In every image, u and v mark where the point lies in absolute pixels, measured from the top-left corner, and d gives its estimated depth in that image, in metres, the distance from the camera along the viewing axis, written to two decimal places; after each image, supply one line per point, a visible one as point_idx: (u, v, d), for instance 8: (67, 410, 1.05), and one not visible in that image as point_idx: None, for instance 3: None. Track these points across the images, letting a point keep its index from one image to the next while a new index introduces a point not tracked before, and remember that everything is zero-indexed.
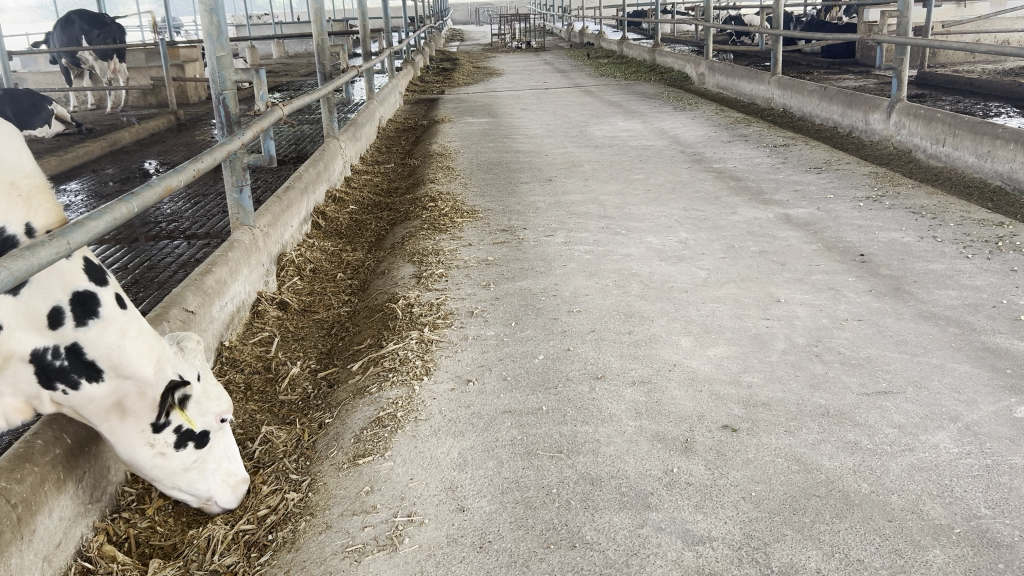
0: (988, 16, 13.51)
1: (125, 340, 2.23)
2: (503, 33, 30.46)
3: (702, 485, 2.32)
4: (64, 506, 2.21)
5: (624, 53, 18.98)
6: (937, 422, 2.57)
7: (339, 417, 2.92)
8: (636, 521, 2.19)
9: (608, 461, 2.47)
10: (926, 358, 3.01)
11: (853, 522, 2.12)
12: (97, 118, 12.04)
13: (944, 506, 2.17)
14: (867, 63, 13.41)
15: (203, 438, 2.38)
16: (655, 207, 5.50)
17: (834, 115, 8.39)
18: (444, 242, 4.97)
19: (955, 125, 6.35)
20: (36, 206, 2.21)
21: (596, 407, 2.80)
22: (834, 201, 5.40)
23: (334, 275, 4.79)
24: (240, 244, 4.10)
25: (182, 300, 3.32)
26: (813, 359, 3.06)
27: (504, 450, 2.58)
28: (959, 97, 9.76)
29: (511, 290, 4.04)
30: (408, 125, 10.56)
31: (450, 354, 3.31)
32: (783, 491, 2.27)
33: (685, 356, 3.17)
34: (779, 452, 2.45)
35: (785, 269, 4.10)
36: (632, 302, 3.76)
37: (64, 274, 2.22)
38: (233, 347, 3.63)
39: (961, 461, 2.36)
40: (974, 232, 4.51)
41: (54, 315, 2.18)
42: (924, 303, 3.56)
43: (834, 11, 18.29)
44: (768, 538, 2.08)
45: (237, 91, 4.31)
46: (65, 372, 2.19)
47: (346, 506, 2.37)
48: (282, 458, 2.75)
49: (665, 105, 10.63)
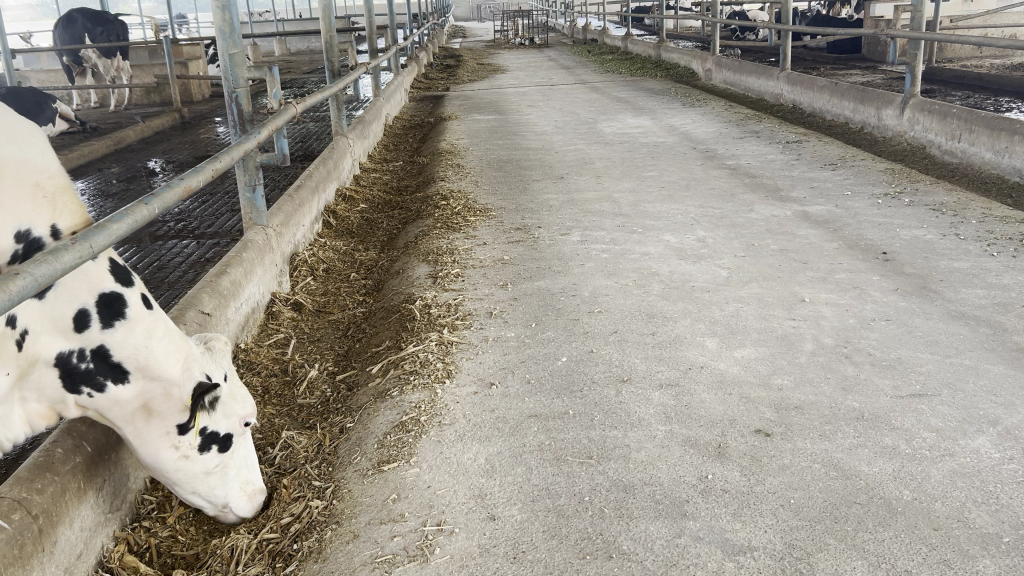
0: (996, 10, 13.41)
1: (152, 341, 2.17)
2: (506, 27, 30.35)
3: (738, 493, 2.26)
4: (85, 516, 2.15)
5: (628, 49, 18.92)
6: (976, 425, 2.51)
7: (360, 422, 2.87)
8: (674, 530, 2.13)
9: (640, 468, 2.42)
10: (959, 360, 2.95)
11: (898, 531, 2.06)
12: (101, 116, 11.98)
13: (991, 514, 2.11)
14: (874, 58, 13.32)
15: (227, 441, 2.31)
16: (670, 205, 5.43)
17: (845, 111, 8.32)
18: (459, 241, 4.89)
19: (970, 120, 6.29)
20: (61, 207, 2.13)
21: (624, 411, 2.74)
22: (852, 198, 5.33)
23: (348, 275, 4.73)
24: (253, 245, 4.04)
25: (198, 302, 3.26)
26: (843, 361, 2.99)
27: (532, 456, 2.52)
28: (969, 93, 9.68)
29: (529, 290, 3.98)
30: (414, 123, 10.51)
31: (471, 357, 3.25)
32: (822, 499, 2.21)
33: (711, 358, 3.10)
34: (815, 458, 2.40)
35: (807, 268, 4.03)
36: (654, 302, 3.70)
37: (91, 275, 2.15)
38: (249, 349, 3.58)
39: (1003, 467, 2.30)
40: (997, 230, 4.44)
41: (80, 318, 2.11)
42: (952, 303, 3.49)
43: (839, 8, 18.22)
44: (811, 548, 2.03)
45: (250, 89, 4.26)
46: (90, 376, 2.12)
47: (373, 515, 2.31)
48: (305, 464, 2.70)
49: (672, 101, 10.57)
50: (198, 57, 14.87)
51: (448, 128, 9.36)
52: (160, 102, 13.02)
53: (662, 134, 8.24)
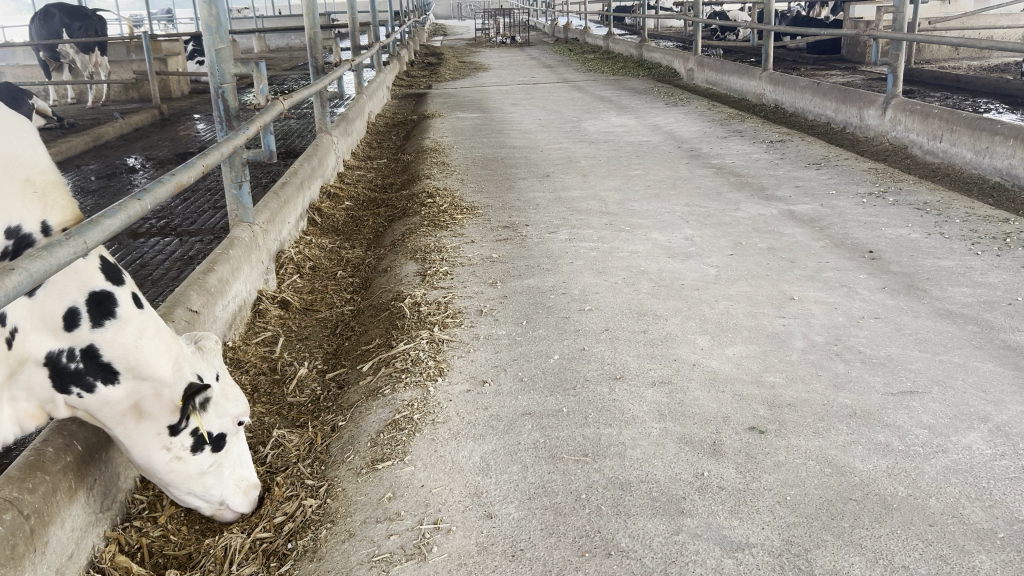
0: (975, 12, 13.54)
1: (143, 340, 2.13)
2: (487, 26, 30.24)
3: (735, 490, 2.27)
4: (76, 517, 2.12)
5: (609, 49, 18.95)
6: (968, 422, 2.53)
7: (353, 420, 2.85)
8: (671, 527, 2.13)
9: (636, 465, 2.42)
10: (948, 357, 2.98)
11: (894, 527, 2.08)
12: (79, 112, 11.82)
13: (984, 510, 2.13)
14: (854, 59, 13.43)
15: (220, 441, 2.27)
16: (656, 204, 5.44)
17: (827, 111, 8.37)
18: (447, 239, 4.87)
19: (952, 121, 6.36)
20: (51, 203, 2.08)
21: (618, 409, 2.74)
22: (837, 197, 5.37)
23: (334, 273, 4.70)
24: (239, 241, 4.00)
25: (186, 299, 3.23)
26: (834, 359, 3.01)
27: (528, 454, 2.51)
28: (948, 94, 9.79)
29: (519, 288, 3.97)
30: (398, 120, 10.46)
31: (463, 355, 3.24)
32: (818, 495, 2.22)
33: (703, 356, 3.10)
34: (810, 455, 2.41)
35: (795, 267, 4.05)
36: (643, 300, 3.71)
37: (80, 273, 2.11)
38: (237, 348, 3.55)
39: (995, 463, 2.32)
40: (980, 230, 4.49)
41: (69, 317, 2.07)
42: (939, 301, 3.52)
43: (818, 10, 18.36)
44: (809, 544, 2.04)
45: (236, 84, 4.22)
46: (80, 375, 2.08)
47: (368, 513, 2.29)
48: (297, 463, 2.67)
49: (656, 100, 10.59)
50: (177, 53, 14.73)
51: (432, 126, 9.33)
52: (139, 99, 12.87)
53: (647, 133, 8.26)
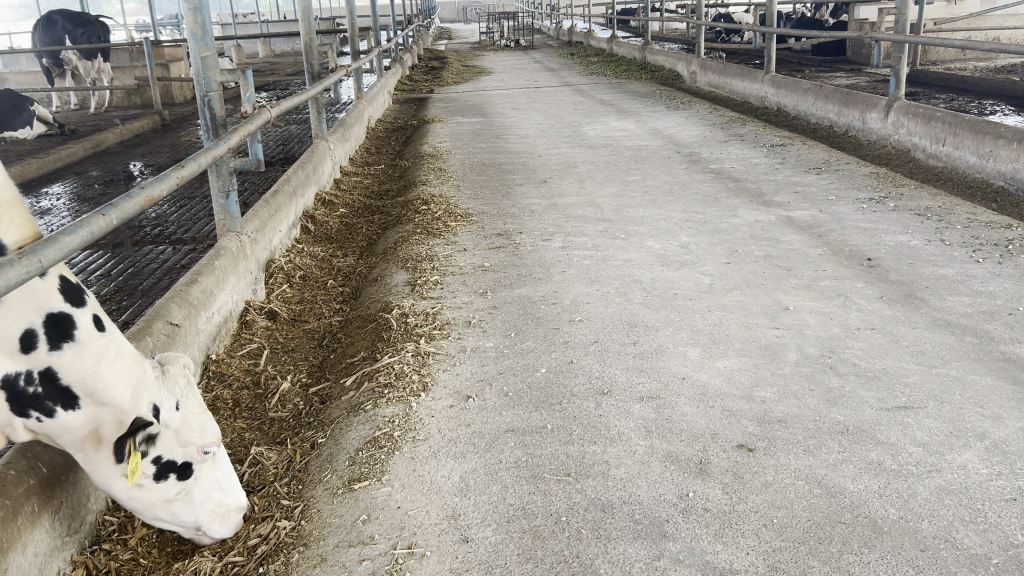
0: (982, 12, 13.39)
1: (102, 365, 2.07)
2: (491, 30, 30.24)
3: (720, 512, 2.19)
4: (39, 541, 2.06)
5: (613, 51, 18.89)
6: (963, 439, 2.45)
7: (333, 437, 2.78)
8: (653, 552, 2.06)
9: (619, 485, 2.34)
10: (945, 370, 2.89)
11: (883, 552, 2.00)
12: (80, 119, 11.80)
13: (978, 534, 2.04)
14: (858, 61, 13.33)
15: (186, 470, 2.21)
16: (653, 210, 5.37)
17: (829, 115, 8.27)
18: (439, 247, 4.81)
19: (954, 124, 6.26)
20: (6, 221, 2.02)
21: (603, 425, 2.66)
22: (836, 203, 5.28)
23: (325, 282, 4.63)
24: (226, 252, 3.94)
25: (166, 312, 3.16)
26: (827, 372, 2.93)
27: (509, 473, 2.44)
28: (954, 95, 9.68)
29: (509, 298, 3.90)
30: (397, 125, 10.41)
31: (448, 368, 3.17)
32: (806, 518, 2.14)
33: (692, 369, 3.02)
34: (799, 474, 2.33)
35: (791, 275, 3.97)
36: (635, 310, 3.63)
37: (38, 293, 2.04)
38: (221, 360, 3.48)
39: (991, 484, 2.24)
40: (982, 236, 4.40)
41: (24, 339, 1.99)
42: (938, 311, 3.43)
43: (823, 13, 18.25)
44: (795, 571, 1.96)
45: (223, 92, 4.17)
46: (38, 400, 2.00)
47: (341, 537, 2.22)
48: (273, 482, 2.60)
49: (658, 104, 10.52)
50: (179, 58, 14.69)
51: (431, 131, 9.28)
52: (141, 105, 12.84)
53: (648, 137, 8.19)
